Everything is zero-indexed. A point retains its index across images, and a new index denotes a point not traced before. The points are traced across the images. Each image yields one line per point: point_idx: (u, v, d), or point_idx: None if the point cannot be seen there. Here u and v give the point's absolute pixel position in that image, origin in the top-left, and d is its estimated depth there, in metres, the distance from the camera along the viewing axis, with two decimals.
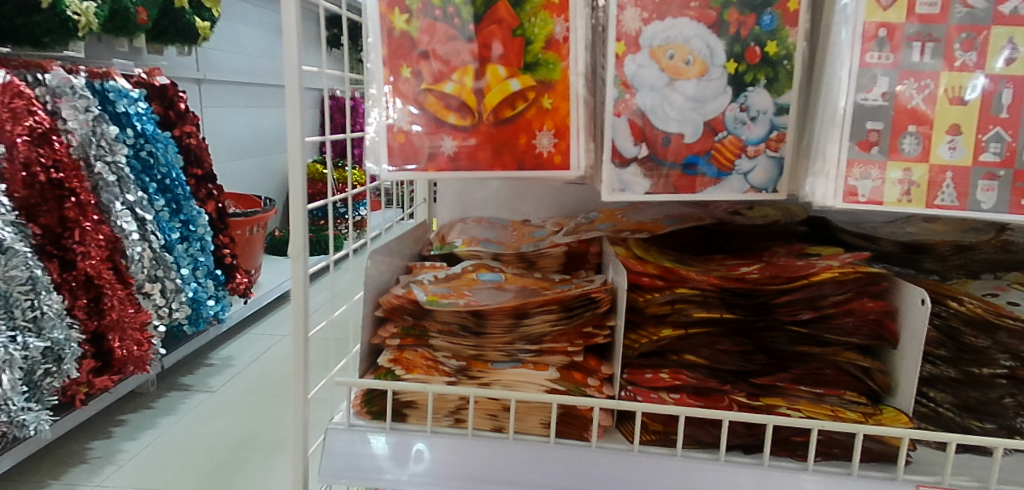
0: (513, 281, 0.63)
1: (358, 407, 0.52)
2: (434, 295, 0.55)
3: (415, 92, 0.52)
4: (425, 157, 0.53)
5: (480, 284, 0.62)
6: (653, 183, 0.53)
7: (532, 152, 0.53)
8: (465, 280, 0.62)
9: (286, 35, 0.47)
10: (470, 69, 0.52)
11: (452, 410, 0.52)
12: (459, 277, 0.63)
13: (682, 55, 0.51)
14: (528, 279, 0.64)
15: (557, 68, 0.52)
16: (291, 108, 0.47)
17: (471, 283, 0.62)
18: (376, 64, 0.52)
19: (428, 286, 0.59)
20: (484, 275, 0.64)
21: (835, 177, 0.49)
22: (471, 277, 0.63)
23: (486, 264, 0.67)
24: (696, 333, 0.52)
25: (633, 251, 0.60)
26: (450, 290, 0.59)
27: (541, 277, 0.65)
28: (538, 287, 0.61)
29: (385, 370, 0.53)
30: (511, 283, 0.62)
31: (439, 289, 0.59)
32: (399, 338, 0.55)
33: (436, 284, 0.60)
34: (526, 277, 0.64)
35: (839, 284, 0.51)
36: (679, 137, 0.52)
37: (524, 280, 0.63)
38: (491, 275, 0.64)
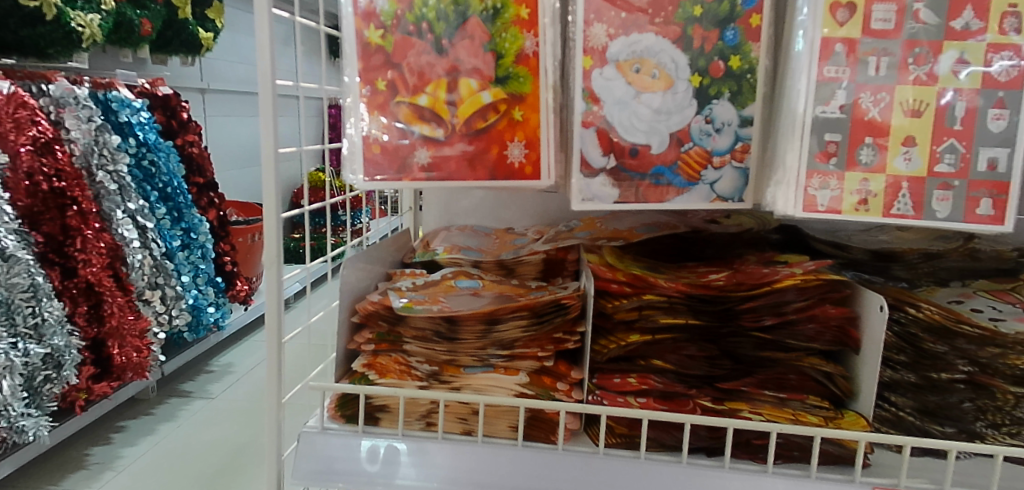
0: (490, 287, 0.64)
1: (332, 411, 0.54)
2: (409, 302, 0.57)
3: (390, 105, 0.54)
4: (401, 168, 0.55)
5: (457, 290, 0.63)
6: (621, 193, 0.55)
7: (505, 162, 0.54)
8: (443, 287, 0.64)
9: (262, 50, 0.49)
10: (443, 82, 0.54)
11: (423, 414, 0.53)
12: (437, 284, 0.65)
13: (648, 69, 0.53)
14: (504, 285, 0.65)
15: (527, 81, 0.53)
16: (267, 120, 0.49)
17: (448, 290, 0.64)
18: (352, 78, 0.54)
19: (405, 293, 0.61)
20: (462, 282, 0.65)
21: (795, 188, 0.51)
22: (448, 284, 0.65)
23: (465, 270, 0.68)
24: (663, 338, 0.53)
25: (606, 259, 0.62)
26: (426, 297, 0.60)
27: (519, 283, 0.66)
28: (514, 293, 0.62)
29: (359, 375, 0.55)
30: (487, 289, 0.64)
31: (416, 295, 0.60)
32: (373, 344, 0.56)
33: (414, 291, 0.62)
34: (502, 284, 0.66)
35: (801, 292, 0.53)
36: (645, 148, 0.54)
37: (501, 287, 0.65)
38: (469, 282, 0.66)
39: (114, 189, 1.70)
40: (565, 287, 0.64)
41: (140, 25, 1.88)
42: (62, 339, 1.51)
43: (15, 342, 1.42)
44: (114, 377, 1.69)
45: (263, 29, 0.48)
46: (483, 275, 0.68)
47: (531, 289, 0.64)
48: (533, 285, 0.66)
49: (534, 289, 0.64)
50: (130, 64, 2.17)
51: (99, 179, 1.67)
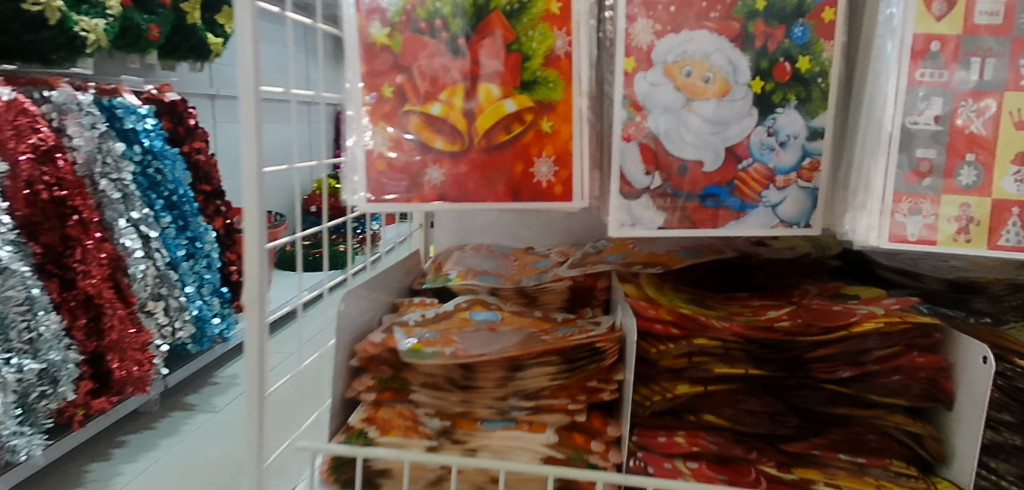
0: (510, 321, 0.56)
1: (326, 474, 0.46)
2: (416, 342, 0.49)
3: (396, 115, 0.46)
4: (410, 187, 0.47)
5: (472, 325, 0.55)
6: (667, 217, 0.46)
7: (530, 181, 0.46)
8: (456, 321, 0.56)
9: (241, 58, 0.42)
10: (459, 88, 0.46)
11: (431, 480, 0.45)
12: (448, 317, 0.57)
13: (700, 72, 0.45)
14: (526, 318, 0.57)
15: (557, 87, 0.46)
16: (247, 138, 0.43)
17: (462, 324, 0.56)
18: (353, 83, 0.46)
19: (412, 330, 0.53)
20: (477, 313, 0.57)
21: (879, 214, 0.42)
22: (462, 317, 0.57)
23: (482, 299, 0.60)
24: (718, 390, 0.45)
25: (645, 291, 0.53)
26: (437, 334, 0.52)
27: (543, 315, 0.58)
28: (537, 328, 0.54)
29: (357, 431, 0.46)
30: (508, 323, 0.56)
31: (425, 332, 0.52)
32: (375, 392, 0.48)
33: (423, 327, 0.54)
34: (525, 315, 0.58)
35: (885, 337, 0.44)
36: (696, 165, 0.46)
37: (523, 320, 0.56)
38: (485, 313, 0.58)
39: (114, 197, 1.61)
40: (597, 322, 0.55)
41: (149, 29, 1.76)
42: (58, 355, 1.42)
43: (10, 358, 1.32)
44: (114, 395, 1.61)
45: (244, 24, 0.42)
46: (503, 305, 0.60)
47: (557, 324, 0.56)
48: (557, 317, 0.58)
49: (561, 323, 0.56)
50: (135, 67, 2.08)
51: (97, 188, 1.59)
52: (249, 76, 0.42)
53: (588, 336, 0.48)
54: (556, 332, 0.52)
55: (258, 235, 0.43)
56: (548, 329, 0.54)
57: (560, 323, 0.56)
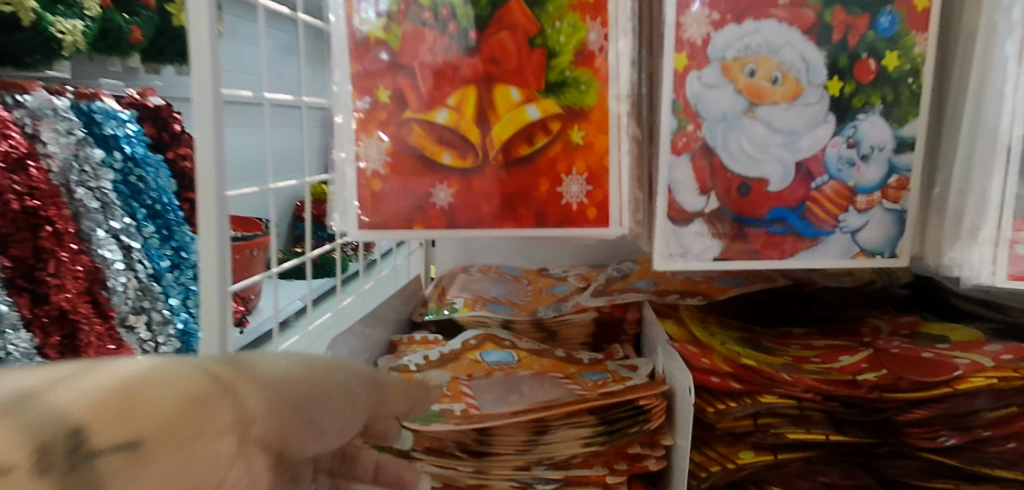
0: (529, 364, 0.47)
1: None
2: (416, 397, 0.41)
3: (393, 124, 0.37)
4: (413, 211, 0.38)
5: (484, 369, 0.47)
6: (724, 245, 0.38)
7: (557, 203, 0.38)
8: (465, 363, 0.48)
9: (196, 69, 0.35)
10: (471, 90, 0.37)
11: None
12: (456, 361, 0.48)
13: (767, 69, 0.36)
14: (548, 359, 0.48)
15: (589, 89, 0.37)
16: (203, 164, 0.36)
17: (475, 368, 0.47)
18: (340, 85, 0.37)
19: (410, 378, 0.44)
20: (490, 353, 0.49)
21: (995, 245, 0.34)
22: (472, 358, 0.48)
23: (494, 335, 0.51)
24: (790, 460, 0.38)
25: (690, 332, 0.44)
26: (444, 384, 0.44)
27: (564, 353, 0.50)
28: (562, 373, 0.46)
29: None
30: (527, 367, 0.47)
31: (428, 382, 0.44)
32: None
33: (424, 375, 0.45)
34: (546, 354, 0.49)
35: (997, 394, 0.36)
36: (760, 183, 0.38)
37: (545, 361, 0.48)
38: (501, 354, 0.49)
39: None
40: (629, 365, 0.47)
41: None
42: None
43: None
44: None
45: (200, 40, 0.34)
46: (522, 342, 0.51)
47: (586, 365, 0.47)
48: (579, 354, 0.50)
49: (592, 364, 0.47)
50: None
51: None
52: (209, 101, 0.35)
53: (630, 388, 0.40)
54: (586, 380, 0.44)
55: (218, 279, 0.38)
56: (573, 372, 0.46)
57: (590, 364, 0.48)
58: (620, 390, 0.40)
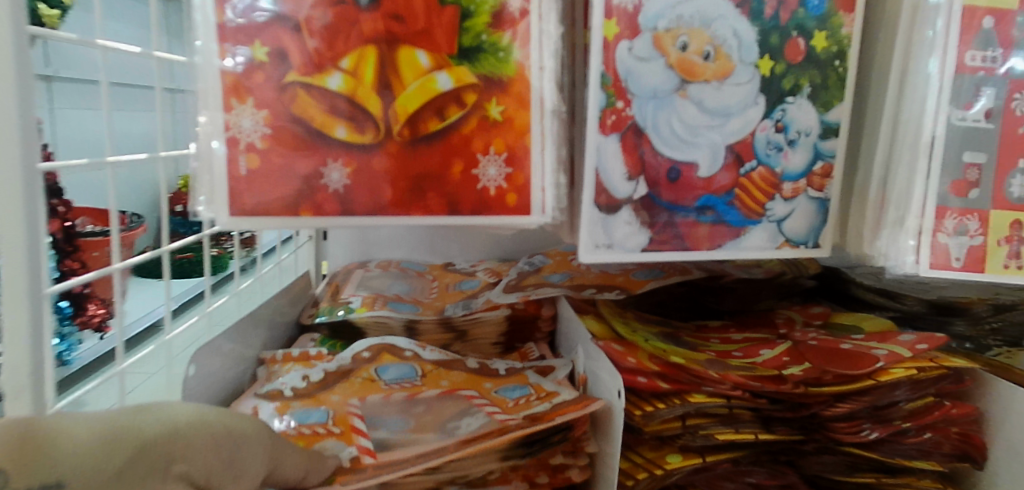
0: (433, 381, 0.43)
1: None
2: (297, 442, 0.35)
3: (276, 88, 0.31)
4: (302, 193, 0.32)
5: (379, 391, 0.41)
6: (652, 235, 0.35)
7: (473, 187, 0.33)
8: (357, 383, 0.42)
9: None
10: (371, 53, 0.32)
11: None
12: (345, 380, 0.42)
13: (699, 44, 0.34)
14: (459, 372, 0.44)
15: (509, 56, 0.33)
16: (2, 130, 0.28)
17: (370, 390, 0.41)
18: (208, 39, 0.30)
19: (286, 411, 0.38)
20: (386, 370, 0.44)
21: (921, 234, 0.34)
22: (365, 377, 0.43)
23: (391, 346, 0.46)
24: (718, 462, 0.36)
25: (612, 327, 0.42)
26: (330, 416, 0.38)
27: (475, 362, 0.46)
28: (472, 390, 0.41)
29: None
30: (432, 385, 0.42)
31: (309, 415, 0.38)
32: None
33: (304, 402, 0.39)
34: (454, 365, 0.45)
35: (915, 386, 0.36)
36: (690, 167, 0.35)
37: (454, 375, 0.44)
38: (399, 370, 0.44)
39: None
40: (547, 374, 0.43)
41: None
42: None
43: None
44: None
45: None
46: (427, 351, 0.46)
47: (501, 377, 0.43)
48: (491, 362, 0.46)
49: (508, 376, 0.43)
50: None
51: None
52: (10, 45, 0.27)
53: (561, 407, 0.36)
54: (504, 397, 0.40)
55: (24, 287, 0.30)
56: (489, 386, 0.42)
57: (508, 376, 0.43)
58: (547, 410, 0.36)
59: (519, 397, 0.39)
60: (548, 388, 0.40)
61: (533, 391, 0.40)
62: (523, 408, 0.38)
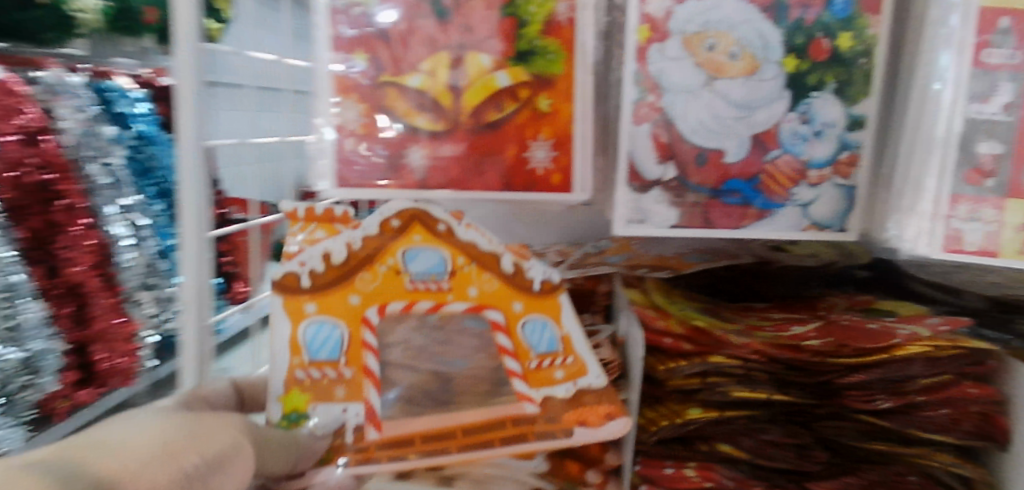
0: (455, 284, 0.44)
1: None
2: (302, 404, 0.41)
3: (371, 87, 0.40)
4: (388, 171, 0.40)
5: (399, 295, 0.44)
6: (681, 213, 0.40)
7: (523, 168, 0.40)
8: (379, 277, 0.44)
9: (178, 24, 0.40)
10: (444, 57, 0.39)
11: None
12: (370, 266, 0.44)
13: (725, 46, 0.38)
14: (487, 272, 0.44)
15: (558, 58, 0.39)
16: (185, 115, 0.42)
17: (390, 291, 0.44)
18: (323, 50, 0.39)
19: (302, 332, 0.42)
20: (415, 254, 0.44)
21: (934, 218, 0.36)
22: (389, 267, 0.44)
23: (422, 216, 0.45)
24: (735, 417, 0.40)
25: (652, 298, 0.47)
26: (342, 345, 0.42)
27: (501, 252, 0.45)
28: (496, 324, 0.44)
29: None
30: (454, 295, 0.44)
31: (321, 339, 0.42)
32: None
33: (320, 309, 0.42)
34: (483, 261, 0.45)
35: (931, 363, 0.39)
36: (717, 154, 0.40)
37: (482, 280, 0.44)
38: (426, 257, 0.44)
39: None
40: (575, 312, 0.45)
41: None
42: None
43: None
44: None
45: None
46: (461, 227, 0.45)
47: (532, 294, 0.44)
48: (523, 259, 0.45)
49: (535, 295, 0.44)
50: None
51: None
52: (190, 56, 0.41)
53: (583, 411, 0.40)
54: (528, 344, 0.43)
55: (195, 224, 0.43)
56: (517, 310, 0.44)
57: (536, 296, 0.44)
58: (564, 402, 0.41)
59: (545, 352, 0.43)
60: (575, 343, 0.44)
61: (560, 352, 0.43)
62: (543, 376, 0.42)
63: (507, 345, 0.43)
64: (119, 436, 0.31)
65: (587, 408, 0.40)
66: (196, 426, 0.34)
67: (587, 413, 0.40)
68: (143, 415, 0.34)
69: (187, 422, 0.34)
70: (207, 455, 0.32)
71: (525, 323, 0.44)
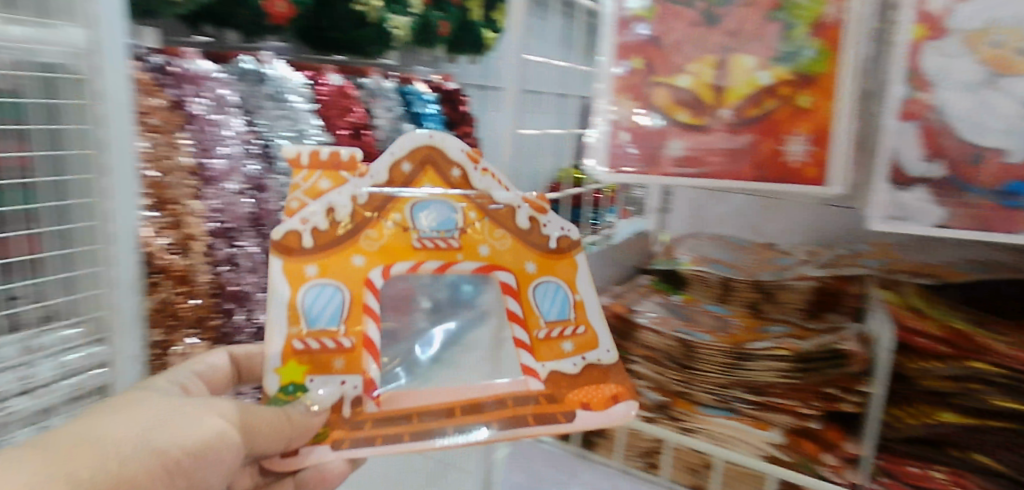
0: (467, 242, 0.49)
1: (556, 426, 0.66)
2: (301, 377, 0.44)
3: (643, 86, 0.46)
4: (650, 160, 0.46)
5: (405, 256, 0.48)
6: (951, 214, 0.39)
7: (781, 162, 0.43)
8: (383, 234, 0.47)
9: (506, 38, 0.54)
10: (710, 58, 0.44)
11: (645, 452, 0.60)
12: (376, 225, 0.47)
13: (1016, 40, 0.37)
14: (501, 228, 0.50)
15: (825, 59, 0.41)
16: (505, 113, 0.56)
17: (399, 246, 0.48)
18: (604, 55, 0.47)
19: (303, 297, 0.44)
20: (429, 209, 0.48)
21: None
22: (396, 222, 0.48)
23: (438, 157, 0.49)
24: (992, 426, 0.49)
25: (909, 301, 0.55)
26: (344, 308, 0.46)
27: (511, 206, 0.50)
28: (518, 287, 0.50)
29: None
30: (465, 255, 0.49)
31: (320, 305, 0.45)
32: None
33: (319, 277, 0.45)
34: (499, 219, 0.50)
35: None
36: (999, 154, 0.38)
37: (496, 239, 0.50)
38: (437, 211, 0.48)
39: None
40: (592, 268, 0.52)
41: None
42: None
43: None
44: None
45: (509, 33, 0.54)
46: (477, 173, 0.50)
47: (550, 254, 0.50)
48: (540, 214, 0.50)
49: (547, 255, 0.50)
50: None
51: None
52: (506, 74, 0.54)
53: (587, 389, 0.48)
54: (541, 310, 0.50)
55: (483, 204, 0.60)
56: (532, 272, 0.50)
57: (555, 254, 0.50)
58: (571, 377, 0.49)
59: (558, 320, 0.50)
60: (586, 307, 0.50)
61: (572, 320, 0.50)
62: (553, 346, 0.49)
63: (525, 311, 0.50)
64: (98, 429, 0.33)
65: (586, 389, 0.48)
66: (204, 408, 0.38)
67: (584, 395, 0.48)
68: (116, 413, 0.35)
69: (182, 406, 0.38)
70: (229, 428, 0.38)
71: (538, 287, 0.50)
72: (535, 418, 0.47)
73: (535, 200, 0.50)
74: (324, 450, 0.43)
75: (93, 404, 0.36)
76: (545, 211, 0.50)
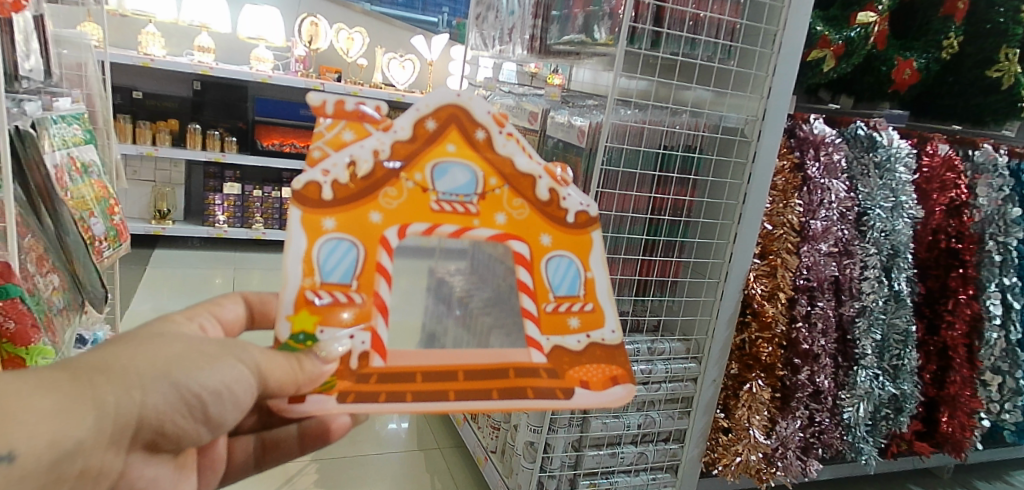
0: (484, 206, 0.73)
1: None
2: (309, 329, 0.67)
3: None
4: None
5: (424, 218, 0.72)
6: None
7: None
8: (403, 192, 0.71)
9: None
10: None
11: None
12: (396, 184, 0.71)
13: None
14: (520, 198, 0.74)
15: None
16: None
17: (409, 207, 0.71)
18: None
19: (315, 254, 0.68)
20: (450, 171, 0.72)
21: None
22: (417, 181, 0.71)
23: (457, 129, 0.72)
24: None
25: None
26: (357, 264, 0.69)
27: (534, 177, 0.74)
28: (533, 260, 0.75)
29: None
30: (482, 221, 0.73)
31: (330, 263, 0.68)
32: None
33: (337, 228, 0.68)
34: (515, 187, 0.74)
35: None
36: None
37: (514, 209, 0.74)
38: (455, 176, 0.72)
39: (894, 213, 1.64)
40: (602, 252, 0.77)
41: (895, 68, 1.67)
42: (813, 376, 1.62)
43: (884, 375, 1.72)
44: (946, 411, 1.91)
45: None
46: (499, 136, 0.74)
47: (565, 228, 0.76)
48: (559, 187, 0.75)
49: (560, 223, 0.76)
50: (970, 33, 1.77)
51: (829, 212, 1.54)
52: None
53: (592, 370, 0.75)
54: (550, 283, 0.76)
55: None
56: (546, 247, 0.75)
57: (569, 230, 0.76)
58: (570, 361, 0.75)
59: (569, 298, 0.76)
60: (594, 284, 0.77)
61: (580, 298, 0.76)
62: (560, 318, 0.75)
63: (540, 286, 0.76)
64: (132, 363, 0.58)
65: (588, 370, 0.75)
66: (226, 355, 0.63)
67: (587, 374, 0.74)
68: (128, 349, 0.59)
69: (208, 353, 0.62)
70: (245, 373, 0.63)
71: (551, 260, 0.76)
72: (497, 393, 0.70)
73: (557, 175, 0.75)
74: (326, 399, 0.66)
75: (135, 336, 0.61)
76: (564, 184, 0.75)
